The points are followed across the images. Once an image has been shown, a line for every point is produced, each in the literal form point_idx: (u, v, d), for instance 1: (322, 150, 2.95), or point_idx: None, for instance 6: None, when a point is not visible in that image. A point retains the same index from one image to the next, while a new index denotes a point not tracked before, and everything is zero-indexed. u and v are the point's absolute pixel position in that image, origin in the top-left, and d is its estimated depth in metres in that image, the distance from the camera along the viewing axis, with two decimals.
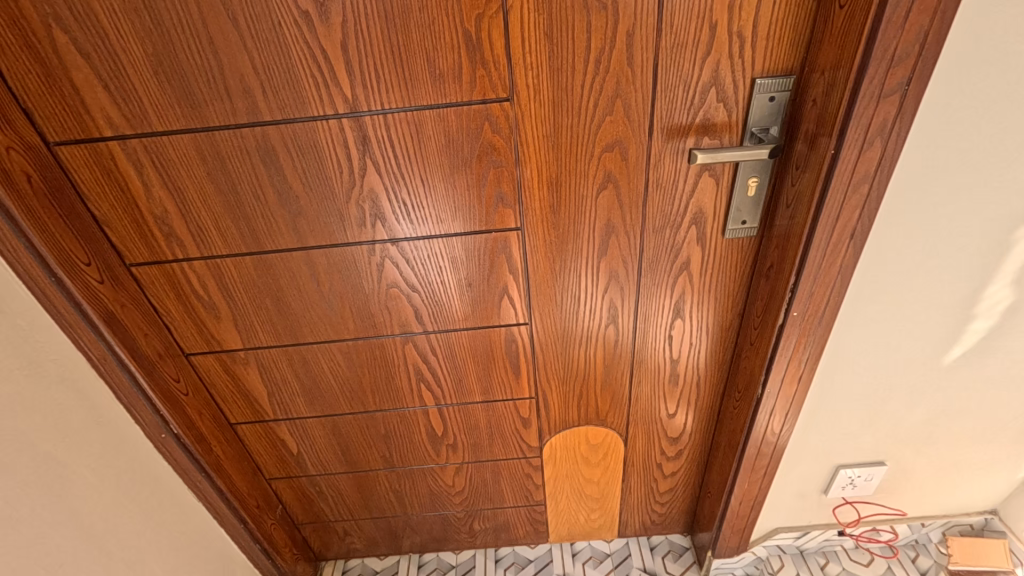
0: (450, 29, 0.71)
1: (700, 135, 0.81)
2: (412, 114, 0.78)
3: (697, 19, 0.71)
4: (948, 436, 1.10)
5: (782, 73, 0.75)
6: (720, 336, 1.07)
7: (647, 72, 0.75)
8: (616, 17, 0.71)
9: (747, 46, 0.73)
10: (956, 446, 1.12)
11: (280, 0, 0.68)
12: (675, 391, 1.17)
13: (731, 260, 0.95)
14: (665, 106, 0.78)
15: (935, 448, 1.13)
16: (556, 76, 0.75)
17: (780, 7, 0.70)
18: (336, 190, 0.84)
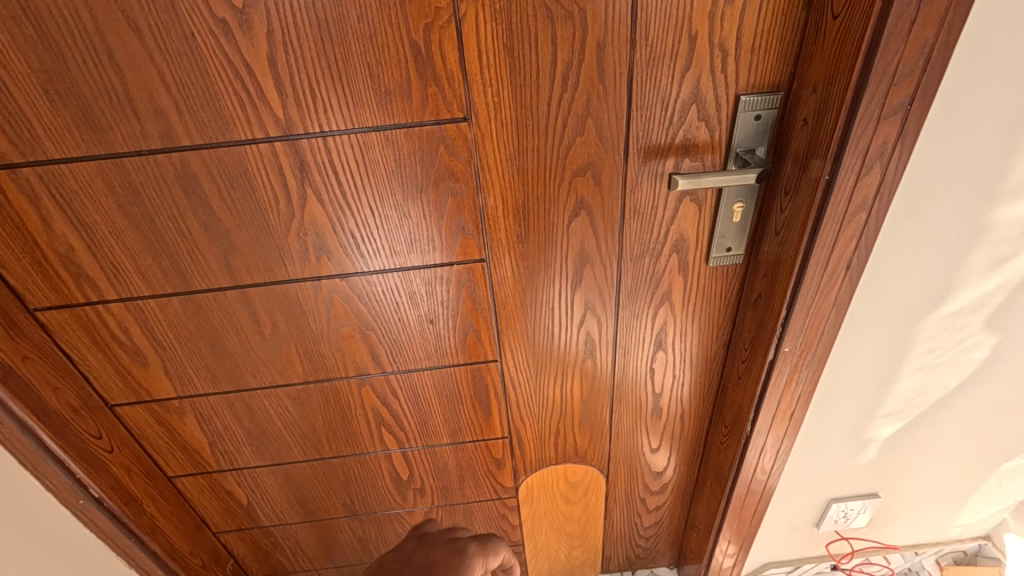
0: (395, 42, 0.62)
1: (680, 157, 0.73)
2: (355, 137, 0.68)
3: (674, 30, 0.63)
4: (945, 467, 1.04)
5: (768, 89, 0.68)
6: (705, 367, 0.99)
7: (619, 89, 0.67)
8: (584, 27, 0.62)
9: (729, 60, 0.66)
10: (953, 476, 1.07)
11: (191, 8, 0.58)
12: (658, 424, 1.09)
13: (715, 288, 0.87)
14: (641, 127, 0.70)
15: (931, 479, 1.07)
16: (519, 93, 0.66)
17: (766, 17, 0.63)
18: (273, 222, 0.74)
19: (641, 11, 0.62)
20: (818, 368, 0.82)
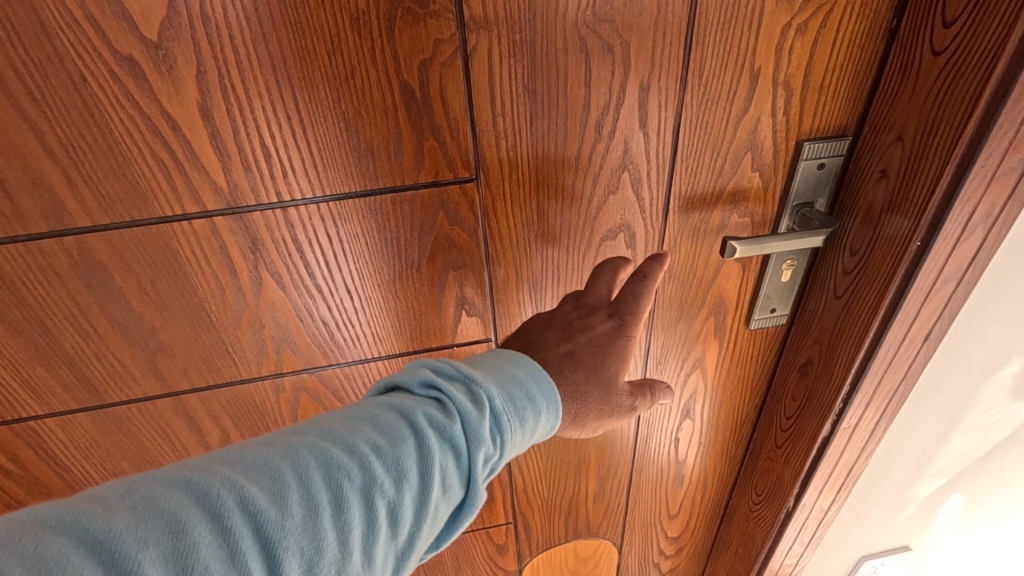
0: (381, 84, 0.46)
1: (728, 212, 0.61)
2: (327, 205, 0.51)
3: (734, 66, 0.51)
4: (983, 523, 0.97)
5: (834, 133, 0.56)
6: (734, 431, 0.88)
7: (664, 137, 0.54)
8: (625, 63, 0.49)
9: (792, 102, 0.54)
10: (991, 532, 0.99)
11: (82, 40, 0.40)
12: (678, 491, 0.97)
13: (753, 351, 0.76)
14: (686, 180, 0.57)
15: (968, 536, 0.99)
16: (541, 145, 0.52)
17: (839, 52, 0.52)
18: (217, 313, 0.56)
19: (696, 44, 0.49)
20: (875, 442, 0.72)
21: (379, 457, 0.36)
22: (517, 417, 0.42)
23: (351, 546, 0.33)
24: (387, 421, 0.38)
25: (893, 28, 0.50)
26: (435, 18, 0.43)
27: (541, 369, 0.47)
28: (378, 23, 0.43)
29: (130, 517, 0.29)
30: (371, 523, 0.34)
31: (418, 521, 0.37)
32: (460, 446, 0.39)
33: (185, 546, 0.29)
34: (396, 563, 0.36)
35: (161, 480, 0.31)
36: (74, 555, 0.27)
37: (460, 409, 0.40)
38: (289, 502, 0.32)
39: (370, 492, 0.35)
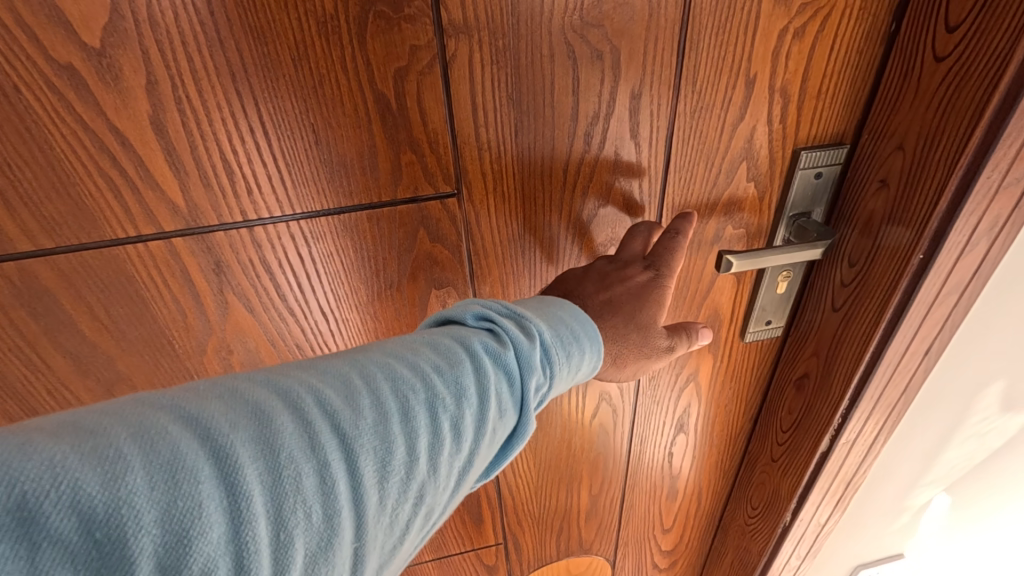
0: (352, 93, 0.42)
1: (723, 223, 0.58)
2: (298, 224, 0.47)
3: (729, 72, 0.48)
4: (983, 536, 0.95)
5: (831, 141, 0.54)
6: (729, 444, 0.86)
7: (656, 147, 0.51)
8: (615, 69, 0.46)
9: (789, 110, 0.52)
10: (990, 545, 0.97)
11: (12, 48, 0.36)
12: (672, 505, 0.94)
13: (748, 363, 0.74)
14: (680, 191, 0.54)
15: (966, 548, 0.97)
16: (528, 156, 0.49)
17: (837, 57, 0.49)
18: (179, 341, 0.51)
19: (690, 49, 0.46)
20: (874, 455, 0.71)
21: (440, 375, 0.36)
22: (564, 352, 0.42)
23: (417, 451, 0.33)
24: (446, 344, 0.38)
25: (893, 32, 0.48)
26: (411, 23, 0.40)
27: (584, 313, 0.46)
28: (348, 28, 0.39)
29: (218, 405, 0.29)
30: (436, 434, 0.34)
31: (477, 440, 0.36)
32: (515, 373, 0.39)
33: (269, 433, 0.29)
34: (457, 477, 0.36)
35: (241, 380, 0.32)
36: (174, 428, 0.27)
37: (514, 339, 0.40)
38: (362, 404, 0.32)
39: (434, 404, 0.35)
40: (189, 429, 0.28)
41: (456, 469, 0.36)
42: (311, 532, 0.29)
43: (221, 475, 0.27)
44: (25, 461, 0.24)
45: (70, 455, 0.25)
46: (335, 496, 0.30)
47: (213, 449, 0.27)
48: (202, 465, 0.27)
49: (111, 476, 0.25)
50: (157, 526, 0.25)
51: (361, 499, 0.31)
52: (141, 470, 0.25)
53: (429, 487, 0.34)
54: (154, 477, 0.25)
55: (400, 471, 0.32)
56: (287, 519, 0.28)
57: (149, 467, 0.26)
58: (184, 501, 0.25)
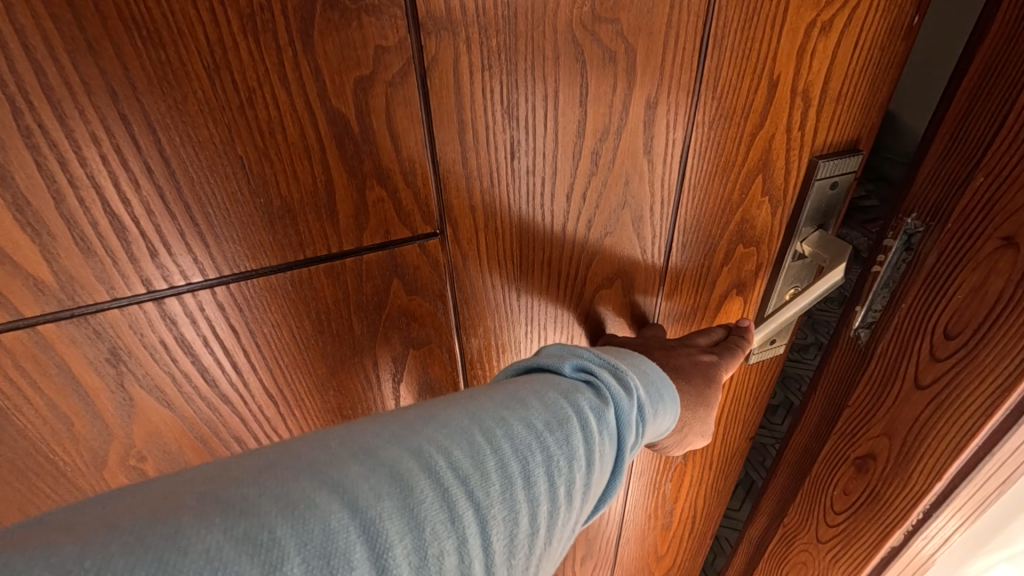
0: (295, 113, 0.30)
1: (734, 245, 0.52)
2: (227, 289, 0.35)
3: (753, 74, 0.41)
4: None
5: (846, 147, 0.49)
6: (725, 466, 0.81)
7: (670, 163, 0.43)
8: (629, 73, 0.37)
9: (810, 114, 0.45)
10: None
11: None
12: (668, 534, 0.88)
13: (750, 385, 0.68)
14: (692, 213, 0.47)
15: None
16: (526, 185, 0.39)
17: (860, 54, 0.44)
18: (53, 465, 0.36)
19: (713, 48, 0.38)
20: (946, 545, 0.58)
21: (552, 434, 0.30)
22: (653, 411, 0.37)
23: (539, 519, 0.28)
24: (552, 396, 0.32)
25: None
26: (376, 16, 0.29)
27: (660, 369, 0.41)
28: (286, 23, 0.28)
29: (356, 470, 0.24)
30: (554, 501, 0.29)
31: (583, 506, 0.31)
32: (614, 431, 0.34)
33: (412, 502, 0.24)
34: (564, 543, 0.31)
35: (364, 437, 0.27)
36: (322, 498, 0.22)
37: (613, 394, 0.35)
38: (489, 468, 0.27)
39: (551, 467, 0.29)
40: (337, 497, 0.23)
41: (561, 539, 0.30)
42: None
43: (373, 557, 0.22)
44: (180, 554, 0.19)
45: (222, 543, 0.20)
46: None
47: (364, 521, 0.23)
48: (355, 546, 0.22)
49: (270, 568, 0.20)
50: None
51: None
52: (296, 557, 0.21)
53: (543, 560, 0.29)
54: (310, 567, 0.21)
55: (524, 545, 0.27)
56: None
57: (305, 553, 0.21)
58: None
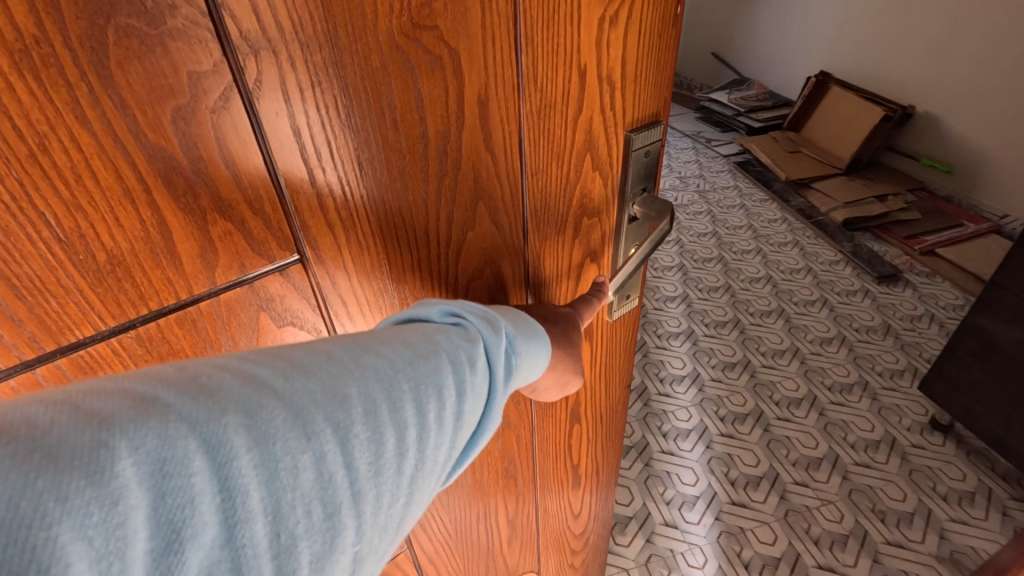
0: (105, 154, 0.27)
1: (580, 219, 0.57)
2: (56, 367, 0.30)
3: (564, 66, 0.46)
4: None
5: (650, 120, 0.58)
6: (612, 417, 0.90)
7: (511, 154, 0.46)
8: (456, 73, 0.39)
9: (616, 95, 0.52)
10: None
11: None
12: (579, 493, 0.95)
13: (618, 339, 0.77)
14: (540, 194, 0.51)
15: None
16: (381, 193, 0.39)
17: (645, 41, 0.52)
18: None
19: (526, 44, 0.42)
20: None
21: (417, 364, 0.31)
22: (528, 354, 0.38)
23: (407, 443, 0.29)
24: (419, 336, 0.33)
25: None
26: (182, 40, 0.27)
27: (537, 323, 0.41)
28: (74, 58, 0.25)
29: (199, 392, 0.24)
30: (423, 427, 0.30)
31: (459, 435, 0.32)
32: (486, 368, 0.35)
33: (259, 421, 0.25)
34: (444, 469, 0.32)
35: (215, 365, 0.26)
36: (155, 414, 0.22)
37: (482, 333, 0.35)
38: (346, 394, 0.28)
39: (420, 396, 0.30)
40: (175, 411, 0.23)
41: (440, 464, 0.32)
42: (310, 536, 0.25)
43: (215, 469, 0.23)
44: None
45: (34, 450, 0.20)
46: (332, 489, 0.26)
47: (206, 437, 0.23)
48: (194, 456, 0.22)
49: (93, 474, 0.20)
50: (146, 529, 0.21)
51: (360, 493, 0.27)
52: (127, 463, 0.21)
53: (417, 482, 0.30)
54: (143, 473, 0.21)
55: (392, 467, 0.28)
56: (283, 520, 0.24)
57: (138, 454, 0.21)
58: (174, 499, 0.21)
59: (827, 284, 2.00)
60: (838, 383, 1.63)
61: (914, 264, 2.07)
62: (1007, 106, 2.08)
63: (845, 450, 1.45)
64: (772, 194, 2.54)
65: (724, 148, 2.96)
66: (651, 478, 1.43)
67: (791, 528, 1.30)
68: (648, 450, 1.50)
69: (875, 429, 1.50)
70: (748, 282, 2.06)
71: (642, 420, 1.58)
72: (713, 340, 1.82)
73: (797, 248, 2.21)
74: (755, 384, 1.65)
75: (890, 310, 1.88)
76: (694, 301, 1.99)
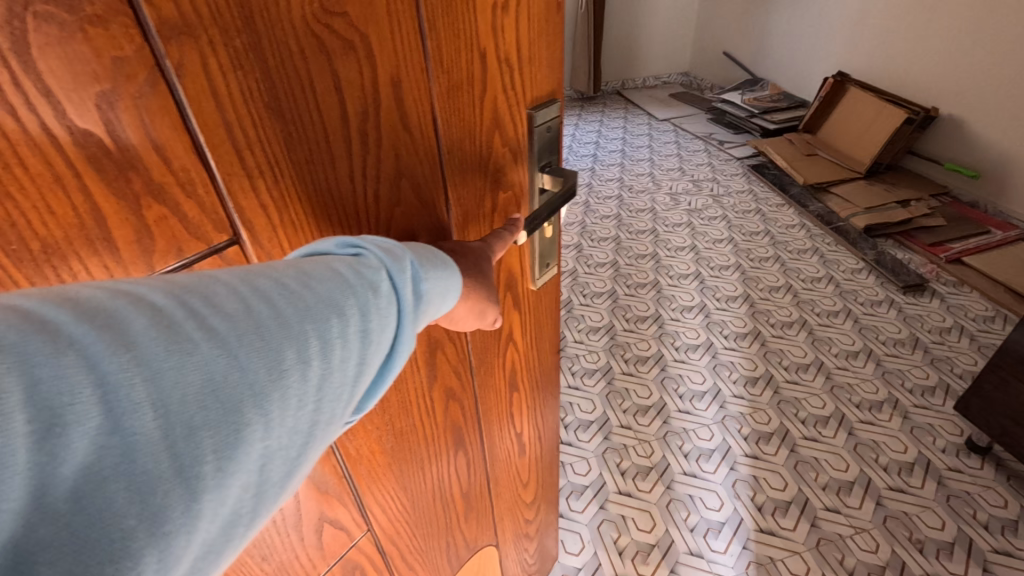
0: (31, 140, 0.28)
1: (496, 191, 0.62)
2: None
3: (465, 49, 0.50)
4: None
5: (548, 98, 0.64)
6: (547, 383, 0.96)
7: (426, 133, 0.50)
8: (368, 56, 0.42)
9: (514, 76, 0.57)
10: None
11: None
12: (526, 460, 1.00)
13: (544, 305, 0.83)
14: (456, 169, 0.55)
15: None
16: (309, 172, 0.41)
17: (536, 25, 0.57)
18: None
19: (429, 30, 0.46)
20: None
21: (310, 284, 0.33)
22: (435, 283, 0.41)
23: (307, 351, 0.31)
24: (314, 265, 0.35)
25: None
26: (104, 25, 0.28)
27: (448, 257, 0.44)
28: None
29: (68, 304, 0.24)
30: (325, 340, 0.32)
31: (366, 349, 0.35)
32: (389, 291, 0.37)
33: (138, 329, 0.25)
34: (353, 381, 0.34)
35: (87, 286, 0.26)
36: (19, 319, 0.22)
37: (382, 260, 0.37)
38: (230, 311, 0.29)
39: (320, 314, 0.32)
40: (40, 316, 0.23)
41: (347, 375, 0.34)
42: (209, 428, 0.27)
43: (95, 366, 0.23)
44: None
45: None
46: (226, 388, 0.28)
47: (83, 339, 0.23)
48: (70, 355, 0.23)
49: None
50: (24, 412, 0.21)
51: (261, 392, 0.29)
52: None
53: (323, 387, 0.32)
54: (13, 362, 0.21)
55: (294, 372, 0.31)
56: (177, 415, 0.26)
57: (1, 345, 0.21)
58: (50, 388, 0.22)
59: (851, 294, 2.02)
60: (867, 401, 1.62)
61: (939, 273, 2.09)
62: (1009, 105, 2.20)
63: (878, 473, 1.43)
64: (790, 199, 2.59)
65: (739, 150, 3.11)
66: (674, 503, 1.40)
67: (823, 559, 1.27)
68: (671, 472, 1.47)
69: (908, 451, 1.48)
70: (768, 292, 2.07)
71: (663, 440, 1.56)
72: (733, 354, 1.82)
73: (817, 255, 2.25)
74: (780, 402, 1.64)
75: (917, 321, 1.89)
76: (713, 312, 1.99)
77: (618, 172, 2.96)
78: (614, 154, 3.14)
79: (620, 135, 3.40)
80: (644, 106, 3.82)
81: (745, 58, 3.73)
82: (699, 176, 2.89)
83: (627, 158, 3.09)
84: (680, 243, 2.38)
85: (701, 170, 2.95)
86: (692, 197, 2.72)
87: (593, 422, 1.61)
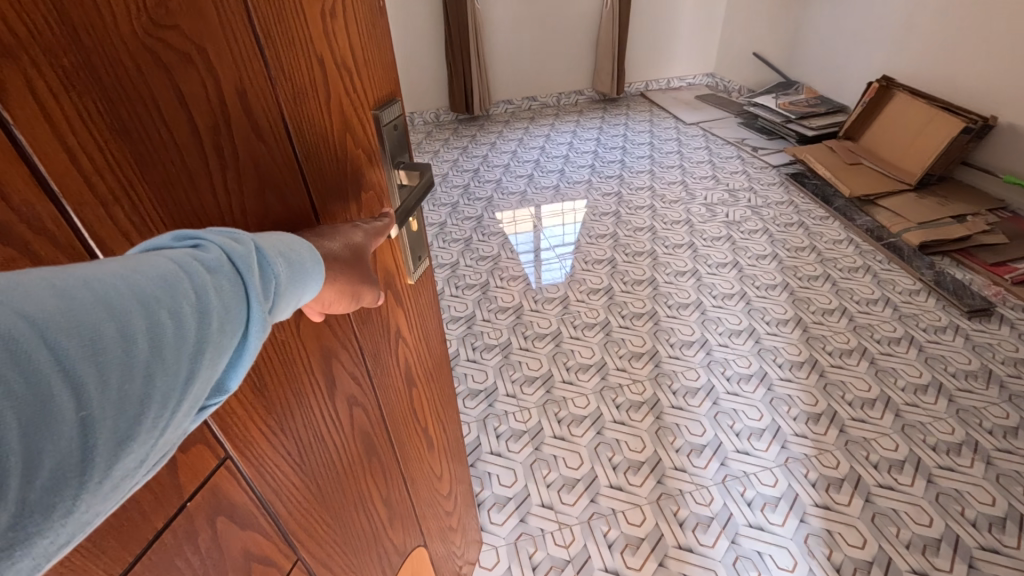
0: None
1: (357, 193, 0.62)
2: None
3: (303, 54, 0.50)
4: None
5: (387, 96, 0.64)
6: (439, 373, 0.99)
7: (283, 146, 0.49)
8: (209, 70, 0.41)
9: (355, 79, 0.58)
10: None
11: None
12: (434, 452, 1.02)
13: (421, 296, 0.85)
14: (317, 175, 0.55)
15: None
16: (169, 191, 0.40)
17: (364, 23, 0.57)
18: None
19: (265, 40, 0.45)
20: None
21: (134, 270, 0.30)
22: (285, 264, 0.39)
23: (130, 327, 0.29)
24: (138, 257, 0.32)
25: None
26: None
27: (302, 242, 0.42)
28: None
29: None
30: (153, 319, 0.30)
31: (206, 326, 0.32)
32: (229, 270, 0.35)
33: None
34: (195, 358, 0.32)
35: None
36: None
37: (220, 246, 0.35)
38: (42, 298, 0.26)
39: (148, 296, 0.30)
40: None
41: (182, 352, 0.31)
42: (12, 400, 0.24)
43: None
44: None
45: None
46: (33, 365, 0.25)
47: None
48: None
49: None
50: None
51: (75, 371, 0.27)
52: None
53: (154, 361, 0.30)
54: None
55: (115, 347, 0.28)
56: None
57: None
58: None
59: (911, 318, 1.99)
60: (943, 442, 1.56)
61: (1005, 297, 2.06)
62: None
63: (965, 529, 1.36)
64: (835, 211, 2.63)
65: (777, 159, 3.17)
66: (742, 560, 1.34)
67: None
68: (735, 525, 1.41)
69: (997, 503, 1.41)
70: (821, 316, 2.05)
71: (722, 486, 1.50)
72: (790, 386, 1.77)
73: (869, 274, 2.24)
74: (848, 443, 1.58)
75: (987, 352, 1.84)
76: (764, 337, 1.97)
77: (593, 182, 3.04)
78: (617, 164, 3.22)
79: (644, 140, 3.51)
80: (669, 108, 3.93)
81: (778, 62, 3.85)
82: (734, 185, 2.96)
83: (654, 169, 3.16)
84: (722, 259, 2.40)
85: (736, 179, 3.02)
86: (730, 208, 2.76)
87: (644, 464, 1.57)
